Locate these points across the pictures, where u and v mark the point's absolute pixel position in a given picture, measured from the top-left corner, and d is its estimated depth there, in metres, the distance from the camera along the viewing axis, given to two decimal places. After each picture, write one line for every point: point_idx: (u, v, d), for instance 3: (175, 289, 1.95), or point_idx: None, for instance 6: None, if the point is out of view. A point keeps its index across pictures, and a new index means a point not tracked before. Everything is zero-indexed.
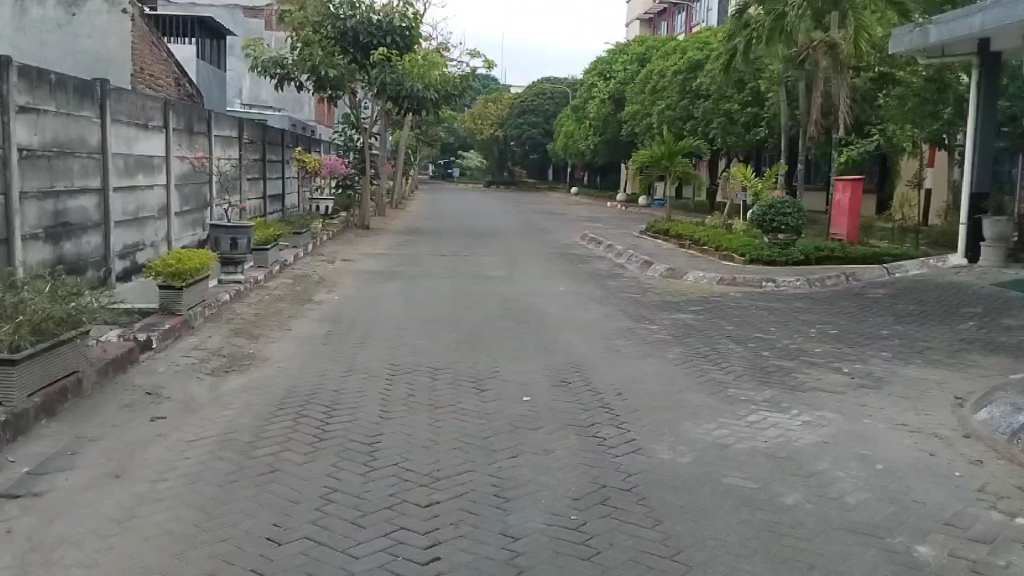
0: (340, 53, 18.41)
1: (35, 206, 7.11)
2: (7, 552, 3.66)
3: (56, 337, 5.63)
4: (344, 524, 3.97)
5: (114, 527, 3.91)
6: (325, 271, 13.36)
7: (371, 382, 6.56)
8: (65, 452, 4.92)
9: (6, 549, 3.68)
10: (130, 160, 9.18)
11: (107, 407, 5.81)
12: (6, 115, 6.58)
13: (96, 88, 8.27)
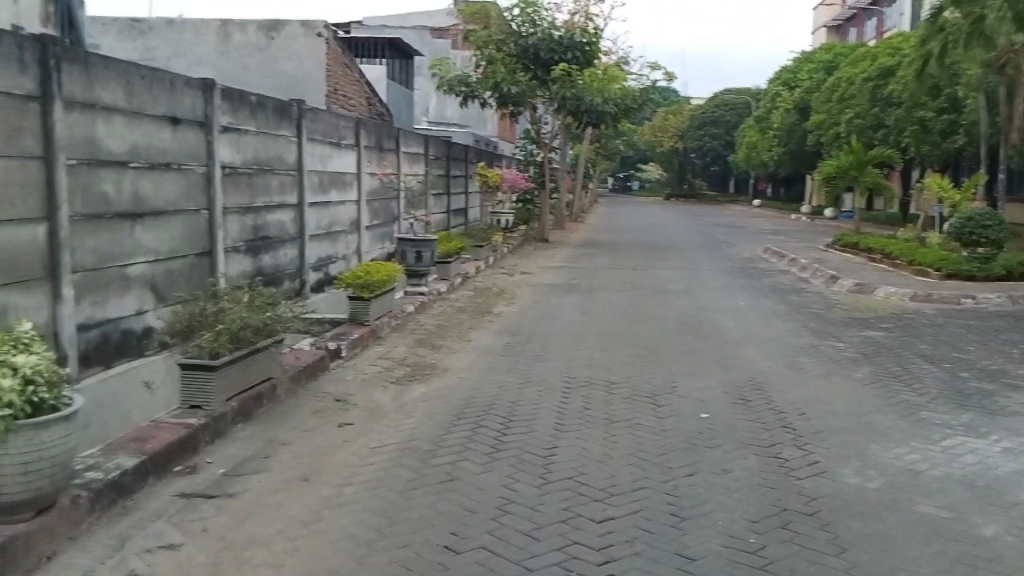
0: (522, 70, 18.89)
1: (237, 221, 7.65)
2: (205, 548, 3.98)
3: (253, 345, 6.09)
4: (520, 536, 4.06)
5: (302, 529, 4.19)
6: (505, 283, 13.72)
7: (547, 394, 6.66)
8: (259, 455, 5.34)
9: (204, 546, 4.00)
10: (324, 177, 9.84)
11: (298, 412, 6.26)
12: (211, 135, 6.96)
13: (293, 108, 8.90)
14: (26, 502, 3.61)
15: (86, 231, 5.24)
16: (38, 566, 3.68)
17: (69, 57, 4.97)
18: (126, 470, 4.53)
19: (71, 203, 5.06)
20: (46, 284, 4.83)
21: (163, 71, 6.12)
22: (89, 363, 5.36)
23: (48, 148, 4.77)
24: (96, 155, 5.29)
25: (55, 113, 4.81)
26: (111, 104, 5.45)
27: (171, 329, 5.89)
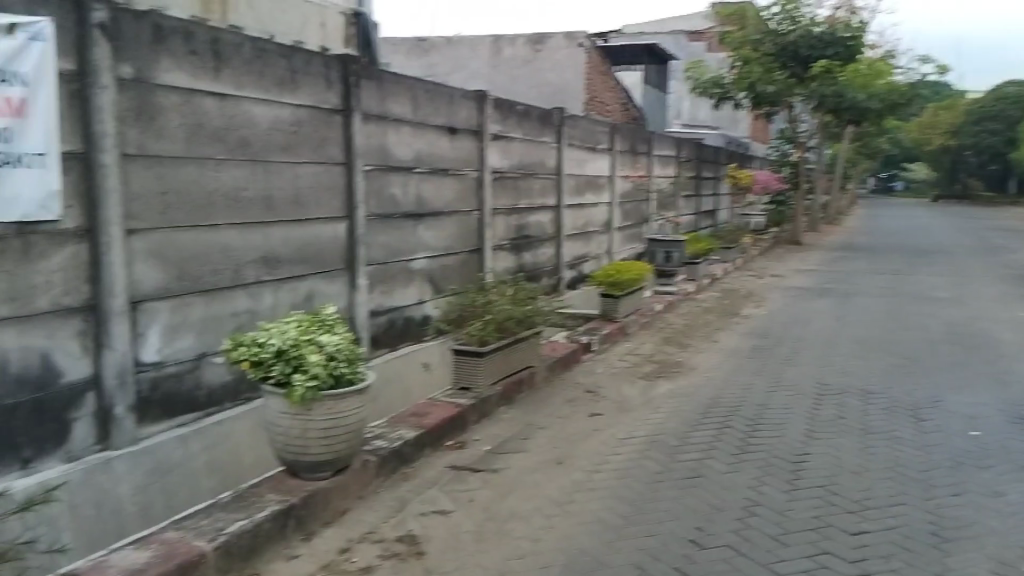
0: (780, 68, 18.20)
1: (503, 221, 8.11)
2: (471, 517, 4.33)
3: (516, 335, 6.51)
4: (768, 540, 4.03)
5: (555, 509, 4.42)
6: (755, 286, 13.38)
7: (799, 400, 6.48)
8: (519, 436, 5.68)
9: (470, 515, 4.35)
10: (581, 180, 10.15)
11: (553, 400, 6.58)
12: (482, 142, 7.44)
13: (555, 116, 9.25)
14: (326, 463, 4.14)
15: (377, 230, 5.85)
16: (332, 520, 4.22)
17: (367, 74, 5.54)
18: (407, 441, 5.03)
19: (368, 204, 5.69)
20: (343, 275, 5.46)
21: (443, 85, 6.66)
22: (378, 345, 5.98)
23: (349, 156, 5.37)
24: (387, 162, 5.89)
25: (354, 124, 5.37)
26: (400, 116, 6.01)
27: (447, 318, 6.47)
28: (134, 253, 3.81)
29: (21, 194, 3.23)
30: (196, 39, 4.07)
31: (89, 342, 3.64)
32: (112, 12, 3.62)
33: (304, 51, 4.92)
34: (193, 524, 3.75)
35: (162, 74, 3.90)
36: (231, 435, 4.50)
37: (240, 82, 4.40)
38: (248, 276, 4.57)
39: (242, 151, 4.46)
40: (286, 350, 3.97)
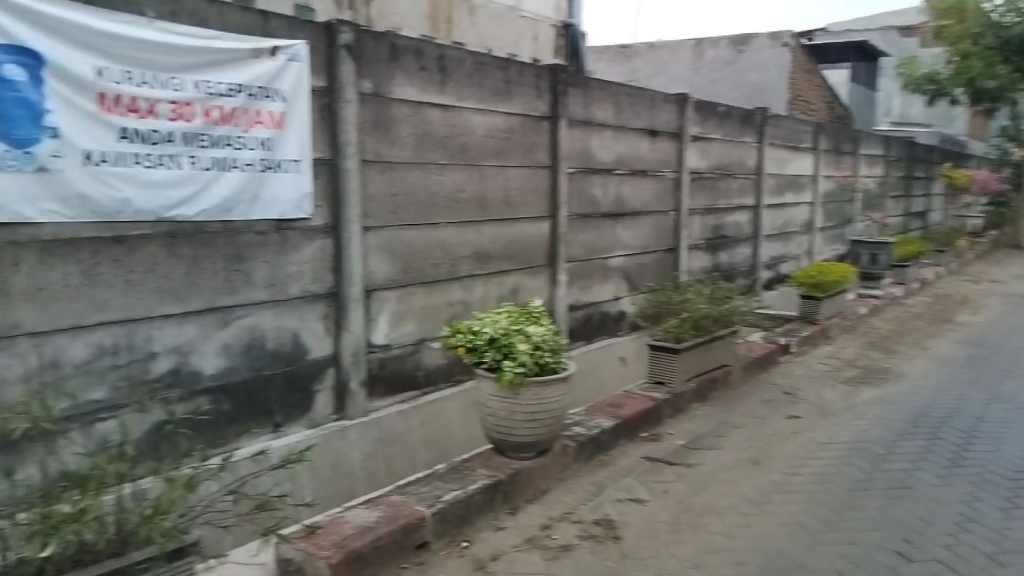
0: (1003, 63, 16.87)
1: (699, 221, 8.13)
2: (667, 508, 4.45)
3: (713, 333, 6.53)
4: (983, 557, 3.86)
5: (752, 508, 4.45)
6: (972, 292, 12.46)
7: (1021, 414, 6.06)
8: (714, 433, 5.72)
9: (666, 506, 4.47)
10: (781, 179, 9.91)
11: (749, 400, 6.54)
12: (681, 143, 7.52)
13: (757, 116, 9.10)
14: (531, 444, 4.41)
15: (578, 229, 6.41)
16: (534, 498, 4.50)
17: (575, 83, 6.17)
18: (605, 430, 5.22)
19: (571, 204, 6.30)
20: (546, 270, 6.14)
21: (644, 90, 6.94)
22: (576, 338, 6.51)
23: (554, 160, 6.07)
24: (590, 164, 6.44)
25: (560, 130, 6.06)
26: (604, 121, 6.54)
27: (642, 314, 6.67)
28: (370, 246, 4.84)
29: (279, 193, 4.29)
30: (425, 56, 5.00)
31: (331, 325, 4.73)
32: (357, 36, 4.60)
33: (519, 64, 5.71)
34: (413, 491, 4.13)
35: (396, 87, 4.86)
36: (444, 416, 5.39)
37: (462, 94, 5.27)
38: (462, 270, 5.46)
39: (462, 156, 5.36)
40: (498, 338, 4.33)
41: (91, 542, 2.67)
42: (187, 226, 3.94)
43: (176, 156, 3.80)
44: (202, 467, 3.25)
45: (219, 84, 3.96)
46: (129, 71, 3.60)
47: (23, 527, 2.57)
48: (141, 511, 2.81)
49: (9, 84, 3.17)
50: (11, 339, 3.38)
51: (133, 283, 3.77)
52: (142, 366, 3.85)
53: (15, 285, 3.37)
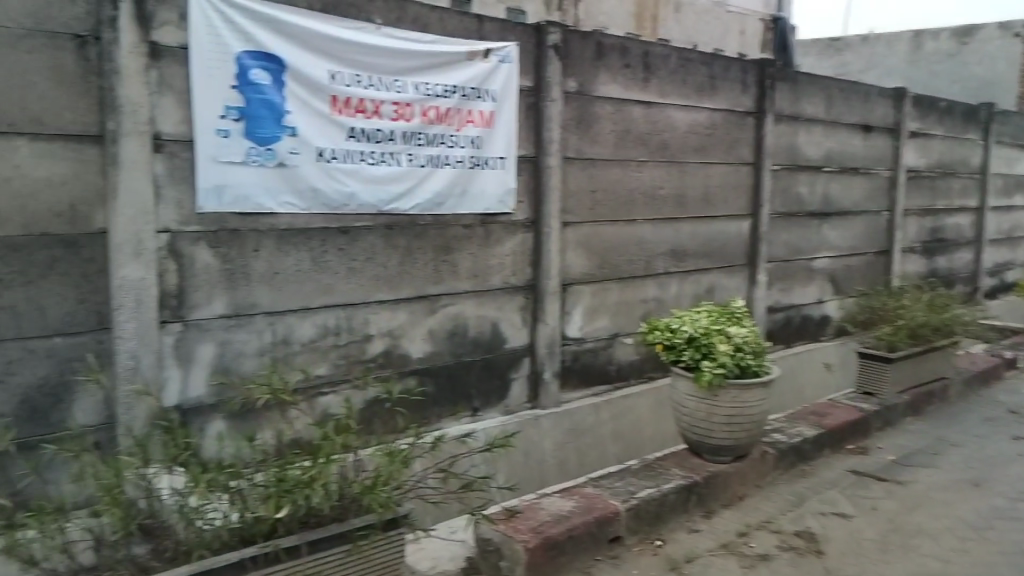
0: None
1: (915, 223, 7.63)
2: (874, 526, 4.24)
3: (931, 343, 6.17)
4: None
5: (971, 533, 4.16)
6: None
7: None
8: (929, 450, 5.38)
9: (873, 523, 4.27)
10: (1010, 180, 9.12)
11: (969, 417, 6.10)
12: (898, 139, 7.12)
13: (985, 111, 8.43)
14: (729, 448, 4.35)
15: (780, 227, 6.23)
16: (730, 503, 4.44)
17: (782, 76, 6.03)
18: (807, 439, 5.05)
19: (774, 202, 6.14)
20: (745, 270, 6.03)
21: (859, 83, 6.61)
22: (775, 340, 6.31)
23: (759, 156, 5.96)
24: (796, 161, 6.25)
25: (766, 125, 5.94)
26: (813, 116, 6.31)
27: (852, 319, 6.77)
28: (567, 241, 5.00)
29: (487, 189, 4.59)
30: (630, 53, 5.10)
31: (528, 315, 4.92)
32: (564, 36, 4.79)
33: (724, 60, 5.66)
34: (607, 485, 4.19)
35: (599, 86, 5.00)
36: (637, 411, 5.44)
37: (664, 91, 5.34)
38: (659, 267, 5.52)
39: (663, 153, 5.41)
40: (697, 337, 4.30)
41: (318, 507, 2.89)
42: (402, 218, 4.31)
43: (395, 154, 4.19)
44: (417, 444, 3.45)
45: (436, 85, 4.30)
46: (358, 75, 4.03)
47: (260, 489, 2.84)
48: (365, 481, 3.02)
49: (257, 88, 3.71)
50: (250, 316, 3.87)
51: (355, 270, 4.17)
52: (359, 346, 4.25)
53: (255, 269, 3.86)
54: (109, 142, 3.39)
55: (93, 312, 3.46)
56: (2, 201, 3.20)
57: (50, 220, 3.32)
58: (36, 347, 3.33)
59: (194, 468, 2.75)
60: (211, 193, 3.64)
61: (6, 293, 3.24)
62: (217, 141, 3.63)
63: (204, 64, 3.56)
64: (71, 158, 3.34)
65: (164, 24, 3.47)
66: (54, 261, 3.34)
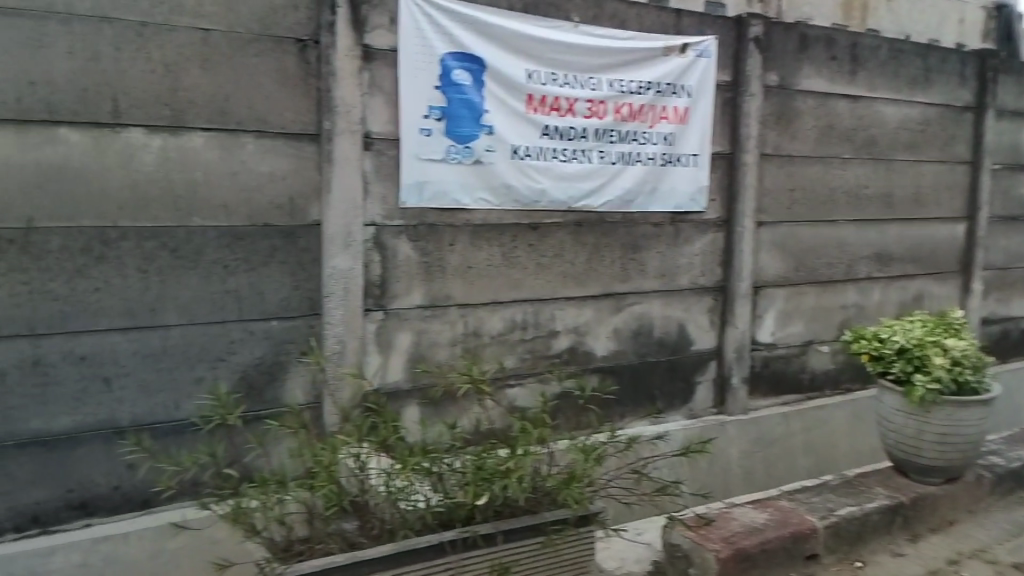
0: None
1: None
2: None
3: None
4: None
5: None
6: None
7: None
8: None
9: None
10: None
11: None
12: None
13: None
14: (940, 469, 4.05)
15: (1000, 232, 5.77)
16: (939, 528, 4.14)
17: (1007, 68, 5.61)
18: None
19: (994, 204, 5.70)
20: (958, 277, 5.62)
21: None
22: (990, 354, 5.84)
23: (977, 154, 5.57)
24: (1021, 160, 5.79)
25: (987, 120, 5.54)
26: None
27: None
28: (761, 242, 4.82)
29: (678, 187, 4.50)
30: (837, 45, 4.88)
31: (717, 318, 4.79)
32: (766, 29, 4.64)
33: (941, 50, 5.32)
34: (804, 499, 3.99)
35: (802, 79, 4.81)
36: (831, 423, 5.17)
37: (873, 84, 5.07)
38: (860, 271, 5.23)
39: (870, 149, 5.14)
40: (910, 349, 4.03)
41: (514, 499, 2.93)
42: (592, 215, 4.31)
43: (587, 151, 4.19)
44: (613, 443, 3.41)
45: (631, 82, 4.26)
46: (554, 73, 4.06)
47: (459, 476, 2.90)
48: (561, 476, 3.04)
49: (459, 88, 3.82)
50: (445, 308, 3.99)
51: (544, 266, 4.22)
52: (546, 342, 4.28)
53: (451, 262, 3.98)
54: (325, 141, 3.61)
55: (305, 298, 3.67)
56: (232, 194, 3.47)
57: (270, 212, 3.56)
58: (255, 329, 3.58)
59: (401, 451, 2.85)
60: (412, 189, 3.80)
61: (232, 278, 3.50)
62: (420, 140, 3.78)
63: (410, 66, 3.72)
64: (290, 155, 3.58)
65: (376, 28, 3.66)
66: (273, 250, 3.58)
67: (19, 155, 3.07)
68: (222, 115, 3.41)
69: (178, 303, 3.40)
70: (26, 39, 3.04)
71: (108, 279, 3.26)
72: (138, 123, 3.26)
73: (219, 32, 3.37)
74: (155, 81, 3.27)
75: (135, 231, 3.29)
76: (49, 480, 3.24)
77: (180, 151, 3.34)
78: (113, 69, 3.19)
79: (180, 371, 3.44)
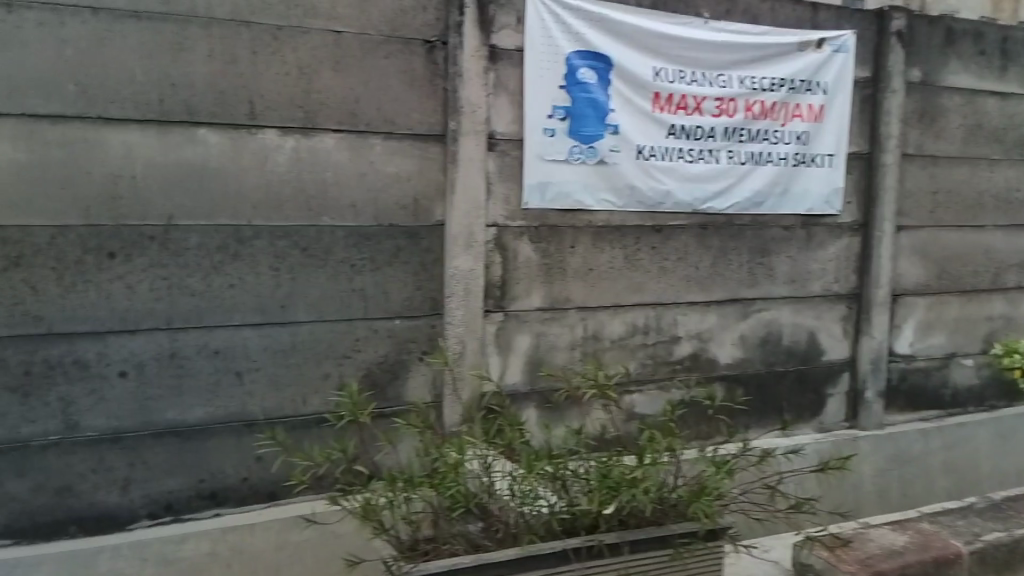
0: None
1: None
2: None
3: None
4: None
5: None
6: None
7: None
8: None
9: None
10: None
11: None
12: None
13: None
14: None
15: None
16: None
17: None
18: None
19: None
20: None
21: None
22: None
23: None
24: None
25: None
26: None
27: None
28: (901, 247, 4.55)
29: (812, 188, 4.30)
30: (987, 39, 4.58)
31: (851, 327, 4.56)
32: (910, 22, 4.40)
33: None
34: (947, 522, 3.74)
35: (948, 75, 4.53)
36: (974, 442, 4.83)
37: None
38: (1009, 281, 4.89)
39: (1021, 150, 4.82)
40: None
41: (641, 509, 2.84)
42: (719, 217, 4.17)
43: (715, 151, 4.05)
44: (744, 455, 3.26)
45: (763, 79, 4.11)
46: (682, 70, 3.95)
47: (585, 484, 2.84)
48: (691, 489, 2.94)
49: (583, 87, 3.76)
50: (565, 311, 3.94)
51: (667, 270, 4.10)
52: (667, 348, 4.17)
53: (572, 265, 3.92)
54: (450, 141, 3.62)
55: (427, 298, 3.69)
56: (359, 194, 3.52)
57: (395, 212, 3.59)
58: (379, 327, 3.62)
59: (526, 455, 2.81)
60: (534, 190, 3.77)
61: (358, 277, 3.55)
62: (543, 140, 3.74)
63: (535, 66, 3.69)
64: (415, 155, 3.60)
65: (503, 28, 3.65)
66: (397, 250, 3.61)
67: (162, 156, 3.19)
68: (351, 116, 3.47)
69: (306, 300, 3.47)
70: (170, 44, 3.15)
71: (242, 276, 3.35)
72: (272, 125, 3.34)
73: (350, 34, 3.42)
74: (288, 83, 3.35)
75: (267, 229, 3.38)
76: (184, 469, 3.36)
77: (311, 152, 3.41)
78: (250, 72, 3.28)
79: (307, 367, 3.51)
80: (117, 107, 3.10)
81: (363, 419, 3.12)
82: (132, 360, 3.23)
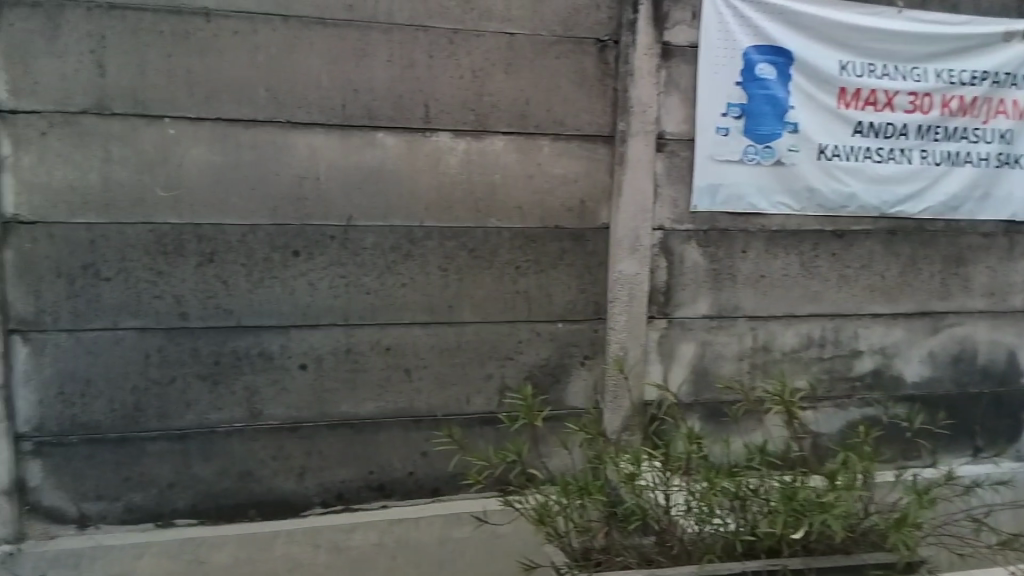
0: None
1: None
2: None
3: None
4: None
5: None
6: None
7: None
8: None
9: None
10: None
11: None
12: None
13: None
14: None
15: None
16: None
17: None
18: None
19: None
20: None
21: None
22: None
23: None
24: None
25: None
26: None
27: None
28: None
29: (1016, 191, 3.95)
30: None
31: None
32: None
33: None
34: None
35: None
36: None
37: None
38: None
39: None
40: None
41: (833, 535, 2.66)
42: (906, 222, 3.89)
43: (905, 151, 3.78)
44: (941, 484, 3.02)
45: (963, 72, 3.80)
46: (871, 64, 3.70)
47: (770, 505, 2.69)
48: (888, 517, 2.77)
49: (761, 83, 3.60)
50: (734, 319, 3.78)
51: (846, 278, 3.86)
52: (844, 363, 3.92)
53: (743, 271, 3.75)
54: (618, 142, 3.55)
55: (591, 302, 3.64)
56: (526, 196, 3.51)
57: (561, 214, 3.56)
58: (542, 330, 3.60)
59: (709, 472, 2.68)
60: (706, 191, 3.64)
61: (523, 279, 3.54)
62: (716, 140, 3.61)
63: (710, 63, 3.56)
64: (584, 157, 3.56)
65: (677, 24, 3.54)
66: (563, 252, 3.58)
67: (343, 159, 3.30)
68: (522, 118, 3.46)
69: (473, 300, 3.50)
70: (352, 49, 3.25)
71: (413, 275, 3.42)
72: (446, 128, 3.39)
73: (523, 36, 3.41)
74: (462, 86, 3.38)
75: (438, 230, 3.43)
76: (355, 461, 3.45)
77: (481, 154, 3.44)
78: (426, 76, 3.34)
79: (472, 367, 3.54)
80: (302, 111, 3.23)
81: (536, 425, 3.10)
82: (310, 353, 3.36)
